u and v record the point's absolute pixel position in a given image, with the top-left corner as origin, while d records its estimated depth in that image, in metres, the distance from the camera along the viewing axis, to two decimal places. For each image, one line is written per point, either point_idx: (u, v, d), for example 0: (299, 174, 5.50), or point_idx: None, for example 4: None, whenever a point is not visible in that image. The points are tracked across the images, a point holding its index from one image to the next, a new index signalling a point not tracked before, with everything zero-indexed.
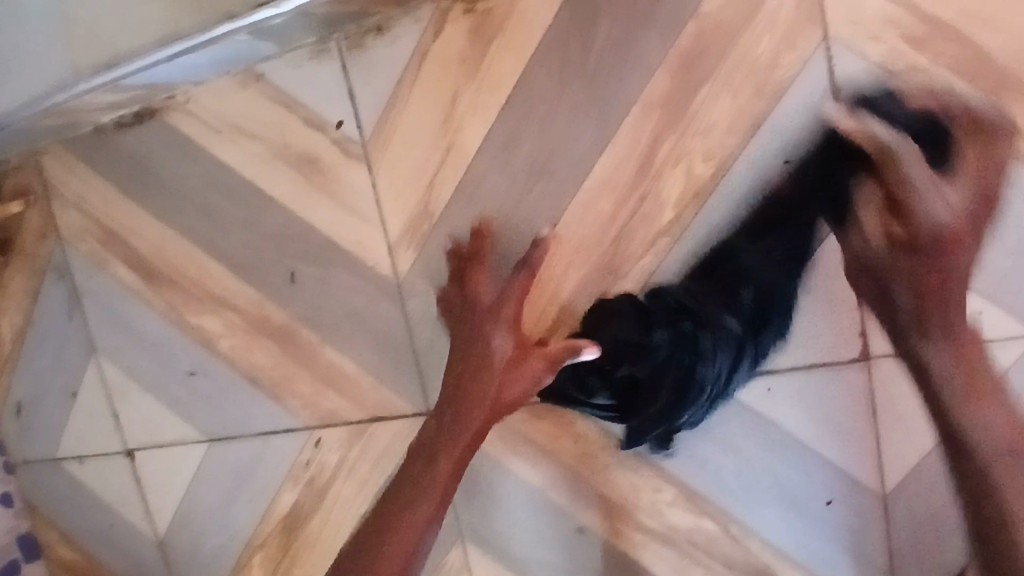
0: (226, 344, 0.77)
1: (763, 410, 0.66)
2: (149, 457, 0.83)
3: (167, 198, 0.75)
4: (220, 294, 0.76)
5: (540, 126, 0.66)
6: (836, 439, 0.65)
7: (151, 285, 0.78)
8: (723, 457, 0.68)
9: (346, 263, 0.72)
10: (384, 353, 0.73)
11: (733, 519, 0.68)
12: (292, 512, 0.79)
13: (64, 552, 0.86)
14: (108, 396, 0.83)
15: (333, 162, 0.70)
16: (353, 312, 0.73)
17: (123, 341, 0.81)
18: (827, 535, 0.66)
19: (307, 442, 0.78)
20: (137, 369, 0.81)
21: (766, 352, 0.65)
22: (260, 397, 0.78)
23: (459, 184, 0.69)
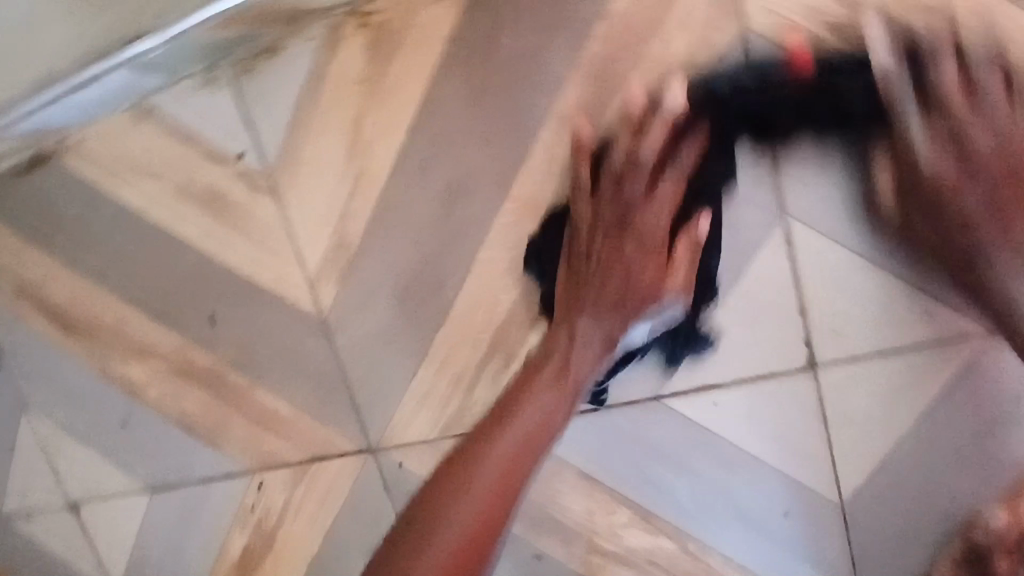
0: (154, 390, 0.73)
1: (708, 425, 0.63)
2: (95, 509, 0.77)
3: (76, 244, 0.71)
4: (144, 340, 0.72)
5: (450, 142, 0.64)
6: (786, 449, 0.62)
7: (70, 335, 0.74)
8: (673, 475, 0.64)
9: (266, 299, 0.69)
10: (318, 388, 0.70)
11: (691, 537, 0.65)
12: (243, 557, 0.75)
13: None
14: (43, 450, 0.77)
15: (242, 195, 0.67)
16: (281, 348, 0.70)
17: (50, 394, 0.76)
18: (788, 547, 0.63)
19: (250, 484, 0.74)
20: (68, 423, 0.76)
21: (705, 364, 0.63)
22: (196, 442, 0.74)
23: (375, 207, 0.66)
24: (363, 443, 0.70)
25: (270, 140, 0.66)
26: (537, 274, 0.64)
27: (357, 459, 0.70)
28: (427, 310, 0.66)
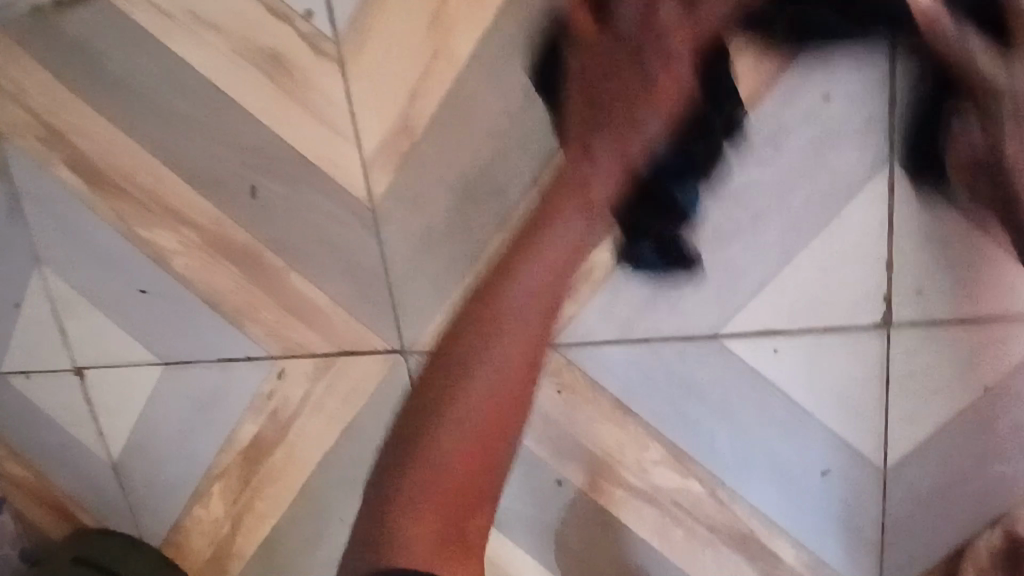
0: (181, 263, 0.69)
1: (765, 374, 0.61)
2: (100, 378, 0.75)
3: (114, 94, 0.66)
4: (177, 209, 0.68)
5: (540, 37, 0.59)
6: (838, 408, 0.61)
7: (95, 191, 0.69)
8: (717, 421, 0.63)
9: (314, 181, 0.65)
10: (357, 282, 0.66)
11: (721, 483, 0.64)
12: (254, 444, 0.73)
13: (15, 467, 0.80)
14: (53, 309, 0.74)
15: (302, 63, 0.62)
16: (323, 235, 0.66)
17: (67, 251, 0.72)
18: (818, 506, 0.63)
19: (270, 373, 0.71)
20: (83, 284, 0.73)
21: (778, 312, 0.60)
22: (219, 322, 0.70)
23: (446, 97, 0.61)
24: (397, 344, 0.67)
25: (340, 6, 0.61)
26: None
27: (387, 360, 0.68)
28: (487, 216, 0.63)
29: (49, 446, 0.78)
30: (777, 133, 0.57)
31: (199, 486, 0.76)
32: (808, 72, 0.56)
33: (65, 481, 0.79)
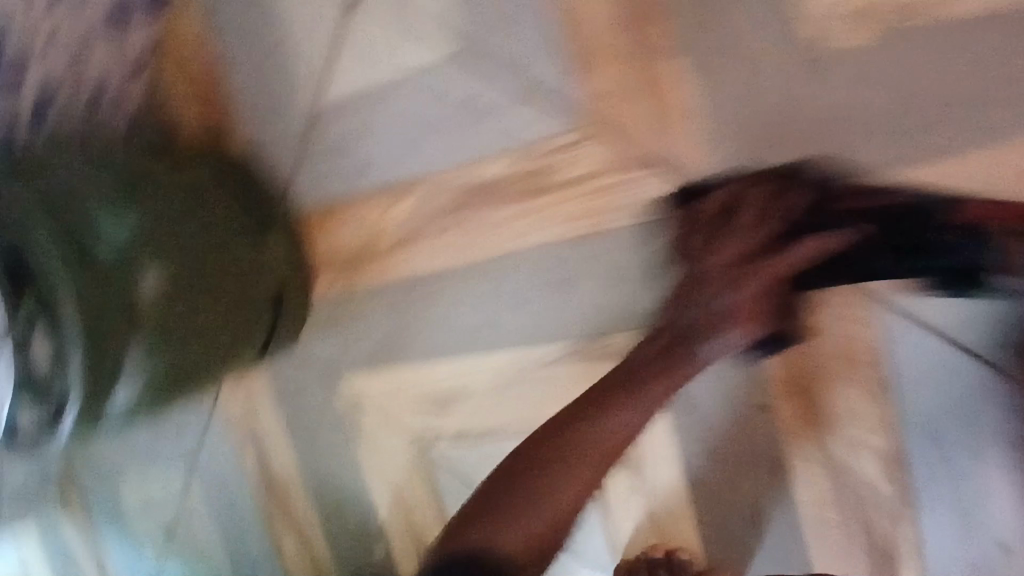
0: (364, 347, 0.87)
1: (960, 476, 0.64)
2: (283, 443, 0.97)
3: (339, 225, 0.83)
4: (369, 313, 0.85)
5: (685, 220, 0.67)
6: (1009, 467, 0.62)
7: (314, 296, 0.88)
8: (945, 488, 0.65)
9: (485, 313, 0.79)
10: (511, 397, 0.80)
11: (922, 554, 0.67)
12: (406, 509, 0.91)
13: (203, 535, 1.08)
14: (246, 391, 0.96)
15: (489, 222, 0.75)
16: (492, 359, 0.80)
17: (276, 348, 0.92)
18: (985, 570, 0.65)
19: (428, 451, 0.88)
20: (288, 370, 0.93)
21: (930, 446, 0.64)
22: (391, 405, 0.88)
23: (603, 262, 0.72)
24: None
25: (515, 168, 0.73)
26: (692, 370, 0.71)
27: None
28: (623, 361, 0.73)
29: (217, 512, 1.06)
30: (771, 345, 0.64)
31: (349, 534, 0.97)
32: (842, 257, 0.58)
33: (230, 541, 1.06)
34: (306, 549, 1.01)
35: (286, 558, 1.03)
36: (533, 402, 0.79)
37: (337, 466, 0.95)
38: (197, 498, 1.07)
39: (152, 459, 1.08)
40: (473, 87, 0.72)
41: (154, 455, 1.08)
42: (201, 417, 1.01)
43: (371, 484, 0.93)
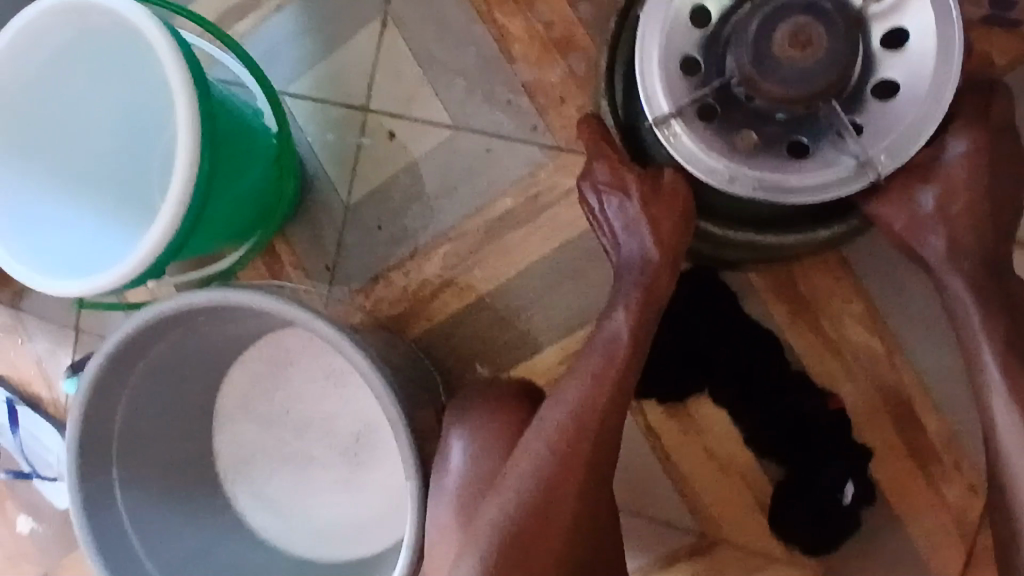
0: (684, 333, 0.87)
1: None
2: (538, 265, 0.95)
3: (800, 288, 0.85)
4: (724, 334, 0.86)
5: None
6: None
7: (714, 271, 0.87)
8: None
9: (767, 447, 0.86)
10: (699, 479, 0.89)
11: None
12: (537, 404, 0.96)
13: (375, 183, 1.00)
14: (576, 214, 0.94)
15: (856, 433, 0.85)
16: (728, 456, 0.88)
17: None
18: None
19: None
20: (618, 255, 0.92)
21: None
22: None
23: (862, 534, 0.85)
24: (667, 515, 0.89)
25: (915, 445, 0.83)
26: (832, 519, 0.83)
27: (659, 513, 0.89)
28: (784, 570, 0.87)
29: (412, 201, 0.99)
30: (817, 523, 0.83)
31: (472, 339, 0.97)
32: (853, 493, 0.83)
33: (389, 220, 0.99)
34: (425, 282, 0.98)
35: (399, 267, 0.99)
36: (713, 499, 0.88)
37: (533, 305, 0.95)
38: (414, 142, 0.98)
39: (431, 107, 0.97)
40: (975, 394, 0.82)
41: (434, 109, 0.97)
42: (511, 141, 0.95)
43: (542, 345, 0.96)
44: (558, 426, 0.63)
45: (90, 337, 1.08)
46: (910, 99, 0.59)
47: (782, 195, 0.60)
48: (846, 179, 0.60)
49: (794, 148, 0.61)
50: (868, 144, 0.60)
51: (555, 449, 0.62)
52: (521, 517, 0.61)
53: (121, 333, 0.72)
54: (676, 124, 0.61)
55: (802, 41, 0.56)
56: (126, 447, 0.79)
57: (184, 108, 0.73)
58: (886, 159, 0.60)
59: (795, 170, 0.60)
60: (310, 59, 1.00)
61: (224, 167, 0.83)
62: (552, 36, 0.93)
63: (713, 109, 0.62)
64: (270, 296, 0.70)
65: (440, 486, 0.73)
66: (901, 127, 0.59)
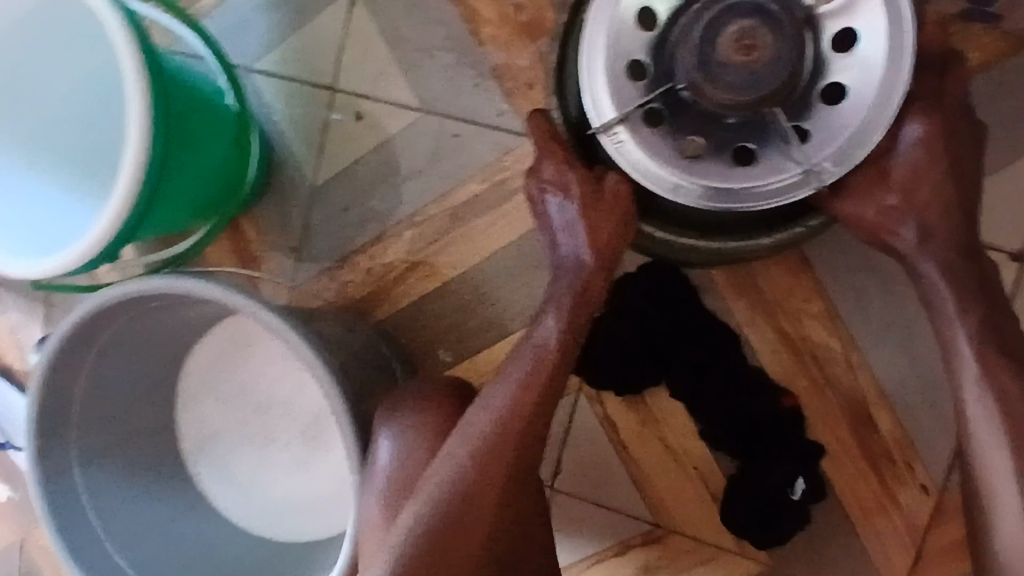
0: (643, 327, 0.87)
1: None
2: (502, 253, 0.94)
3: (760, 286, 0.85)
4: (683, 329, 0.86)
5: None
6: None
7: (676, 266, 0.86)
8: None
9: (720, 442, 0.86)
10: (652, 470, 0.89)
11: None
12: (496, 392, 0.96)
13: (342, 165, 0.98)
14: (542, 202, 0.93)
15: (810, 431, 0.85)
16: (682, 448, 0.89)
17: None
18: None
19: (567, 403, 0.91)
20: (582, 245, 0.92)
21: None
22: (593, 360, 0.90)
23: (809, 530, 0.86)
24: (620, 504, 0.90)
25: (866, 445, 0.84)
26: (780, 514, 0.84)
27: (612, 502, 0.91)
28: (732, 562, 0.88)
29: (378, 184, 0.98)
30: (764, 518, 0.84)
31: (434, 325, 0.97)
32: (802, 489, 0.84)
33: (355, 203, 0.99)
34: (390, 266, 0.98)
35: (364, 250, 0.98)
36: (665, 490, 0.89)
37: (496, 293, 0.95)
38: (381, 123, 0.97)
39: (399, 88, 0.96)
40: (929, 396, 0.82)
41: (403, 91, 0.96)
42: (478, 126, 0.93)
43: (504, 334, 0.96)
44: (479, 429, 0.64)
45: (60, 310, 1.09)
46: (858, 103, 0.59)
47: (725, 203, 0.60)
48: (791, 186, 0.60)
49: (741, 154, 0.61)
50: (814, 151, 0.60)
51: (476, 450, 0.63)
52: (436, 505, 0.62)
53: (73, 318, 0.73)
54: (622, 130, 0.61)
55: (745, 45, 0.58)
56: (84, 427, 0.81)
57: (137, 86, 0.73)
58: (832, 165, 0.60)
59: (739, 177, 0.60)
60: (278, 35, 0.98)
61: (181, 149, 0.82)
62: (523, 20, 0.91)
63: (659, 116, 0.62)
64: (219, 286, 0.70)
65: (369, 480, 0.74)
66: (848, 133, 0.59)
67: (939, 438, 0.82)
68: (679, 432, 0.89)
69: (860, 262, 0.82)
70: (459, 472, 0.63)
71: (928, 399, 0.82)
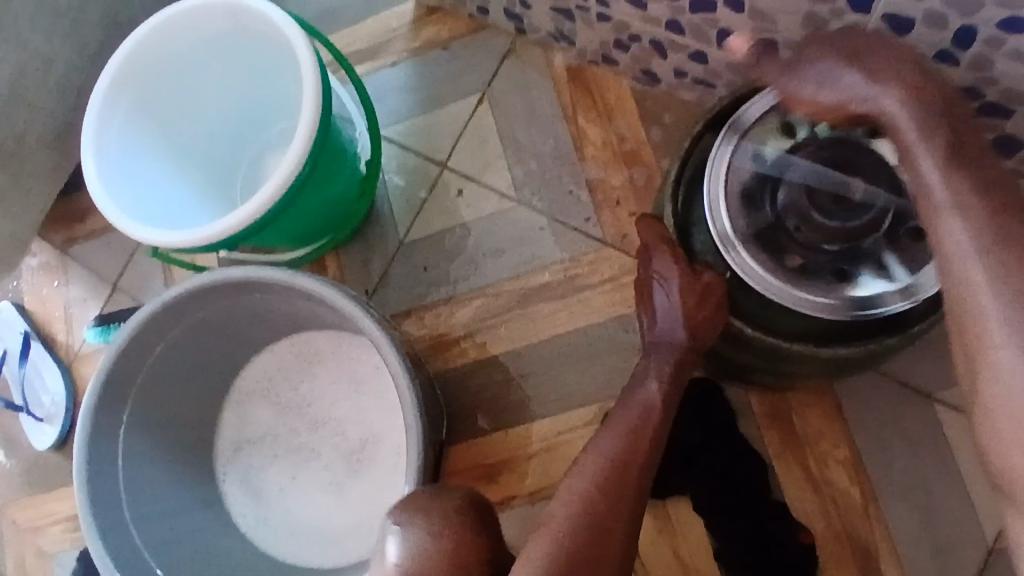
0: (680, 434, 0.92)
1: None
2: (560, 341, 1.02)
3: (794, 420, 0.92)
4: (716, 444, 0.92)
5: None
6: None
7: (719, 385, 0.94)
8: None
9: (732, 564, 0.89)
10: None
11: None
12: (523, 468, 0.99)
13: (433, 229, 1.09)
14: (605, 303, 1.02)
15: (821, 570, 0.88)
16: (694, 563, 0.91)
17: None
18: None
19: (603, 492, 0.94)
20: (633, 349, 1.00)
21: None
22: None
23: None
24: None
25: None
26: None
27: None
28: None
29: (461, 255, 1.07)
30: None
31: (480, 391, 1.03)
32: None
33: (435, 267, 1.07)
34: (452, 328, 1.05)
35: (432, 308, 1.06)
36: None
37: (545, 375, 1.01)
38: (478, 204, 1.08)
39: (502, 179, 1.08)
40: (938, 561, 0.86)
41: (505, 182, 1.08)
42: (565, 226, 1.05)
43: (543, 414, 1.00)
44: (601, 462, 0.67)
45: (124, 296, 1.12)
46: None
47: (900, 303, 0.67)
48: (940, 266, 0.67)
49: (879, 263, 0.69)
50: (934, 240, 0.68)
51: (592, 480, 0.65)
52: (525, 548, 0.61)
53: (182, 286, 0.79)
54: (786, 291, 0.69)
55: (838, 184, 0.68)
56: (144, 395, 0.84)
57: (307, 116, 0.82)
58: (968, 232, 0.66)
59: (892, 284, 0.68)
60: (408, 112, 1.13)
61: (317, 175, 0.92)
62: (623, 149, 1.05)
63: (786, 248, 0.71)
64: (334, 290, 0.77)
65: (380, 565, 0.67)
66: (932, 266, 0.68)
67: None
68: (696, 545, 0.91)
69: (887, 419, 0.90)
70: (572, 516, 0.63)
71: (937, 563, 0.86)
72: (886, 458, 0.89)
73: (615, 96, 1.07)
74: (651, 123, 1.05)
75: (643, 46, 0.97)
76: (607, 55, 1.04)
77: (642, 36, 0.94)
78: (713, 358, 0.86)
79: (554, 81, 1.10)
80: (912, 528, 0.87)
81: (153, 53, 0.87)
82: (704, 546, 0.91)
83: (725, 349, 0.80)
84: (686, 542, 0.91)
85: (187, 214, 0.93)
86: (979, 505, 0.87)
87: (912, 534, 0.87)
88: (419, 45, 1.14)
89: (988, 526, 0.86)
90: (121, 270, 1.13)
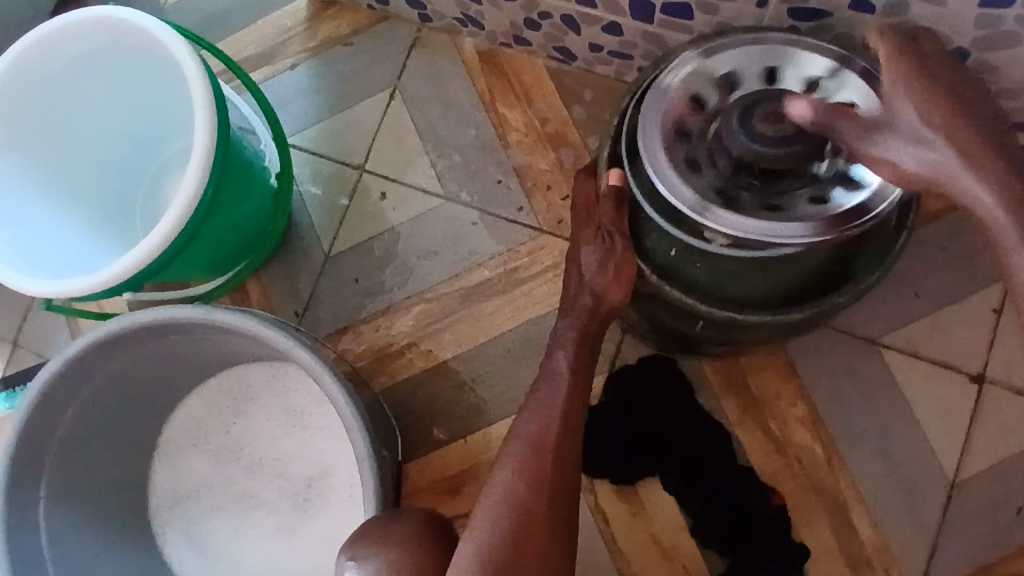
0: (643, 414, 0.90)
1: None
2: (508, 338, 0.98)
3: (752, 385, 0.91)
4: (678, 420, 0.90)
5: None
6: None
7: (674, 361, 0.92)
8: None
9: (710, 537, 0.88)
10: (642, 562, 0.89)
11: None
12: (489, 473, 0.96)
13: (361, 236, 1.03)
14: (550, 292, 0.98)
15: (797, 527, 0.88)
16: (672, 541, 0.89)
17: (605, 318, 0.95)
18: None
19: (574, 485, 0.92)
20: None
21: None
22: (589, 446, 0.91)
23: None
24: None
25: (849, 545, 0.87)
26: None
27: None
28: None
29: (391, 261, 1.02)
30: None
31: (433, 400, 0.98)
32: None
33: (365, 277, 1.02)
34: (394, 340, 1.00)
35: (370, 320, 1.01)
36: None
37: (499, 373, 0.98)
38: (403, 204, 1.03)
39: (427, 176, 1.03)
40: (905, 502, 0.87)
41: (429, 179, 1.03)
42: (497, 217, 1.01)
43: (501, 415, 0.97)
44: (532, 452, 0.64)
45: (26, 355, 1.01)
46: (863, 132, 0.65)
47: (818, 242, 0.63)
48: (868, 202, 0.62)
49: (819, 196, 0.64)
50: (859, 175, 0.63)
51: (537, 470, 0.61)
52: (497, 553, 0.57)
53: (85, 341, 0.71)
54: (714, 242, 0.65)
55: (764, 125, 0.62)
56: (62, 464, 0.76)
57: (201, 134, 0.74)
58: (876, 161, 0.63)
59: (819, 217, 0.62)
60: (317, 116, 1.06)
61: (223, 197, 0.84)
62: (547, 132, 1.02)
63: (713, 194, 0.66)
64: (252, 319, 0.70)
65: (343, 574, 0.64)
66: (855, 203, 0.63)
67: (914, 543, 0.87)
68: (673, 521, 0.90)
69: (841, 371, 0.90)
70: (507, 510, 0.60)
71: (904, 504, 0.87)
72: (844, 410, 0.90)
73: (532, 77, 1.03)
74: (571, 101, 1.02)
75: (554, 23, 0.93)
76: (518, 36, 0.99)
77: (552, 12, 0.90)
78: (663, 335, 0.83)
79: (467, 68, 1.05)
80: (876, 472, 0.88)
81: (16, 89, 0.77)
82: (679, 523, 0.89)
83: (676, 324, 0.77)
84: (660, 521, 0.90)
85: (87, 257, 0.84)
86: (936, 442, 0.88)
87: (877, 479, 0.88)
88: (318, 43, 1.07)
89: (948, 463, 0.88)
90: (19, 326, 1.02)
